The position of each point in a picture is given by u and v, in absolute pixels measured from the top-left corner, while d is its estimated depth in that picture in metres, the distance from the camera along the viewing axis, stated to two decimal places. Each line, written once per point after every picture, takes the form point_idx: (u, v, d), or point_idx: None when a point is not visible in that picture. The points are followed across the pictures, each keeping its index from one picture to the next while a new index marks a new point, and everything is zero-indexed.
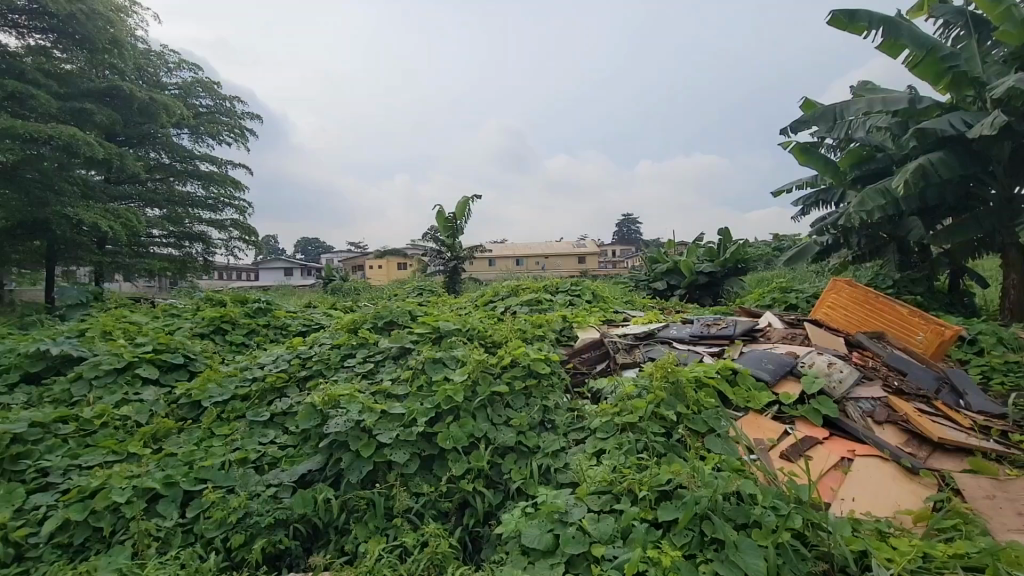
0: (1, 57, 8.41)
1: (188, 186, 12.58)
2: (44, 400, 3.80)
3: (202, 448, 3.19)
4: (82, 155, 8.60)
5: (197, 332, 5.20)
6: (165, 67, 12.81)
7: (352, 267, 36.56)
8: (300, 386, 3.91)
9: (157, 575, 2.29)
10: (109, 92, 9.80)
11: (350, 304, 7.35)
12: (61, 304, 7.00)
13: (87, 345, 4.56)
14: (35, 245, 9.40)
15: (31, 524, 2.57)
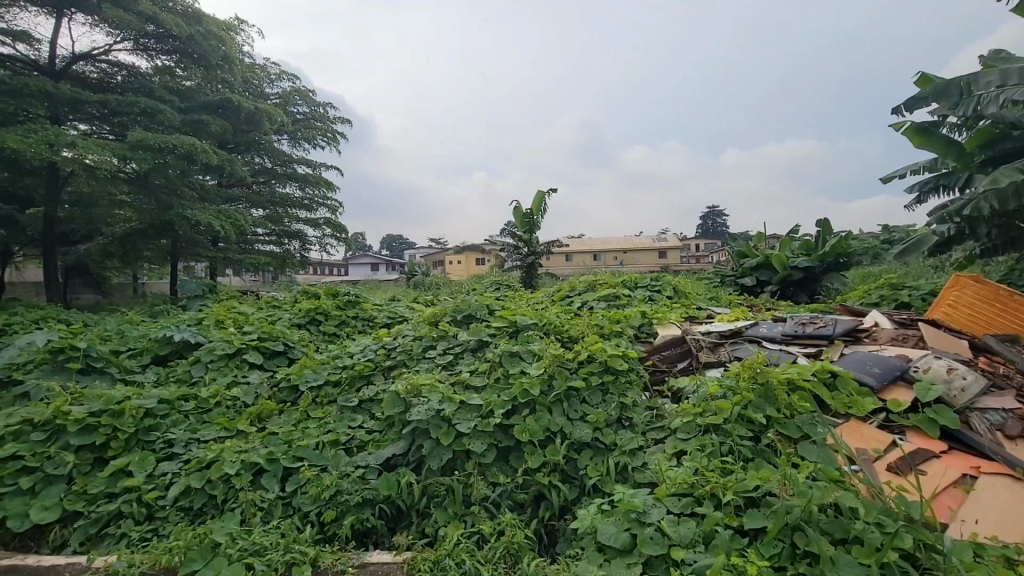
0: (134, 79, 9.55)
1: (287, 187, 13.64)
2: (170, 380, 4.31)
3: (300, 429, 3.45)
4: (199, 162, 9.51)
5: (295, 322, 5.65)
6: (267, 79, 13.94)
7: (433, 263, 37.97)
8: (385, 374, 4.13)
9: (263, 541, 2.52)
10: (221, 105, 10.88)
11: (432, 297, 7.65)
12: (183, 295, 7.88)
13: (203, 332, 5.12)
14: (162, 244, 10.54)
15: (160, 488, 2.93)
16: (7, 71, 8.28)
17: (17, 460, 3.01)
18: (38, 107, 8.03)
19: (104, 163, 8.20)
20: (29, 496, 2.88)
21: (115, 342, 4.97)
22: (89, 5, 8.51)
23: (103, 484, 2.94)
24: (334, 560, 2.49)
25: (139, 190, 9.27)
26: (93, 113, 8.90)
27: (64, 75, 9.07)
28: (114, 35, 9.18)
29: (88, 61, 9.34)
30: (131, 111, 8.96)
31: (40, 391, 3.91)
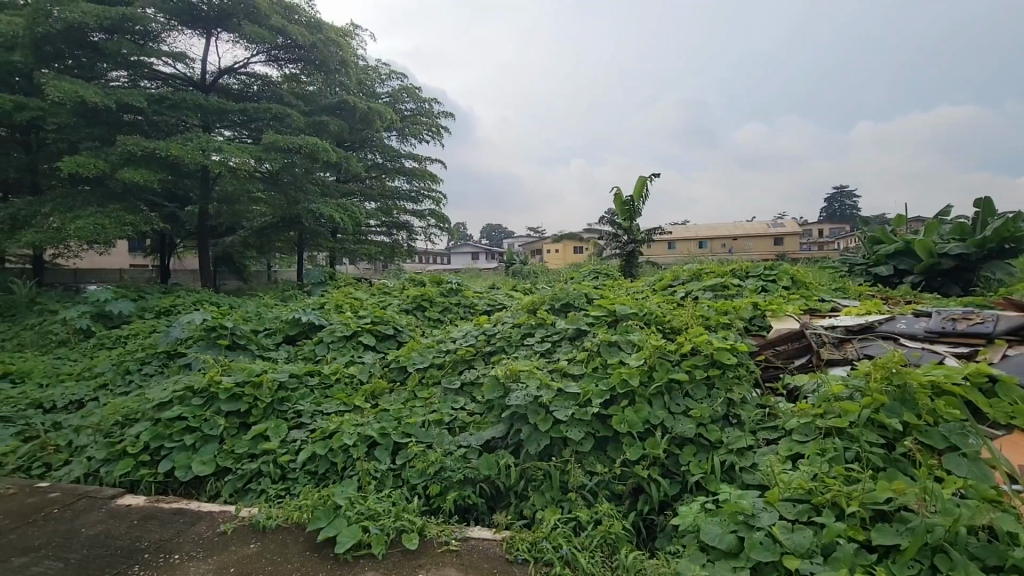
0: (268, 88, 10.73)
1: (396, 181, 14.53)
2: (298, 357, 4.82)
3: (408, 407, 3.69)
4: (321, 160, 10.36)
5: (404, 308, 6.04)
6: (379, 79, 14.84)
7: (531, 251, 38.49)
8: (486, 359, 4.28)
9: (376, 507, 2.75)
10: (339, 106, 11.83)
11: (530, 286, 7.76)
12: (308, 282, 8.73)
13: (325, 315, 5.67)
14: (291, 236, 11.81)
15: (292, 453, 3.30)
16: (170, 88, 9.60)
17: (183, 420, 3.56)
18: (192, 117, 9.22)
19: (244, 165, 9.23)
20: (191, 451, 3.38)
21: (254, 322, 5.65)
22: (230, 24, 9.55)
23: (247, 445, 3.37)
24: (438, 531, 2.65)
25: (272, 187, 10.34)
26: (235, 121, 10.07)
27: (213, 88, 10.29)
28: (250, 49, 10.25)
29: (231, 75, 10.55)
30: (264, 116, 9.99)
31: (198, 363, 4.57)
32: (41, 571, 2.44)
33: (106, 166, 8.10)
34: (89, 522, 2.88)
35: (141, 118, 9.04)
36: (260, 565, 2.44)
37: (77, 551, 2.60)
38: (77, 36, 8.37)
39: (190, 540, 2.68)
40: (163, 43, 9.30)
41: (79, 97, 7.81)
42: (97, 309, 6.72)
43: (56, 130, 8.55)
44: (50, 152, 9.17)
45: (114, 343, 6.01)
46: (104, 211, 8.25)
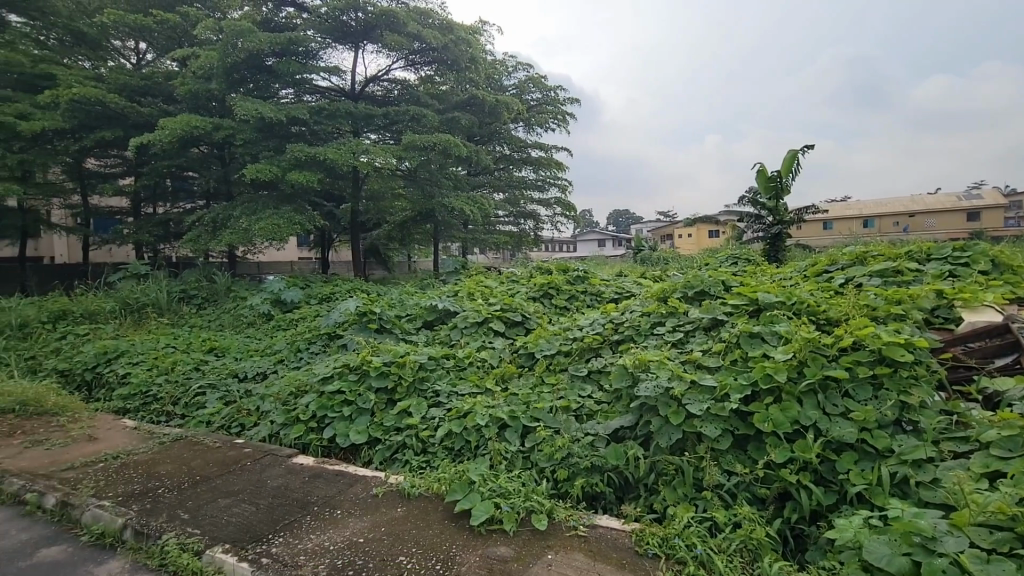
0: (407, 91, 11.57)
1: (523, 171, 14.95)
2: (435, 341, 5.19)
3: (536, 392, 3.77)
4: (452, 155, 10.90)
5: (531, 295, 6.17)
6: (506, 72, 15.19)
7: (661, 237, 36.99)
8: (613, 348, 4.21)
9: (506, 485, 2.87)
10: (469, 102, 12.34)
11: (661, 272, 7.45)
12: (443, 272, 9.33)
13: (459, 303, 6.01)
14: (428, 228, 12.73)
15: (431, 429, 3.57)
16: (327, 100, 10.81)
17: (341, 394, 4.05)
18: (344, 124, 10.28)
19: (387, 164, 10.09)
20: (349, 421, 3.83)
21: (398, 308, 6.19)
22: (375, 35, 10.41)
23: (393, 419, 3.72)
24: (567, 516, 2.68)
25: (411, 184, 11.22)
26: (380, 125, 11.04)
27: (361, 96, 11.35)
28: (392, 56, 11.09)
29: (375, 82, 11.56)
30: (404, 118, 10.80)
31: (353, 344, 5.16)
32: (240, 512, 2.95)
33: (279, 171, 9.40)
34: (273, 475, 3.42)
35: (305, 128, 10.33)
36: (406, 527, 2.69)
37: (264, 498, 3.10)
38: (256, 61, 9.76)
39: (348, 499, 3.04)
40: (321, 60, 10.46)
41: (258, 114, 9.13)
42: (275, 296, 7.89)
43: (243, 144, 10.13)
44: (238, 164, 10.91)
45: (288, 325, 7.03)
46: (279, 212, 9.62)
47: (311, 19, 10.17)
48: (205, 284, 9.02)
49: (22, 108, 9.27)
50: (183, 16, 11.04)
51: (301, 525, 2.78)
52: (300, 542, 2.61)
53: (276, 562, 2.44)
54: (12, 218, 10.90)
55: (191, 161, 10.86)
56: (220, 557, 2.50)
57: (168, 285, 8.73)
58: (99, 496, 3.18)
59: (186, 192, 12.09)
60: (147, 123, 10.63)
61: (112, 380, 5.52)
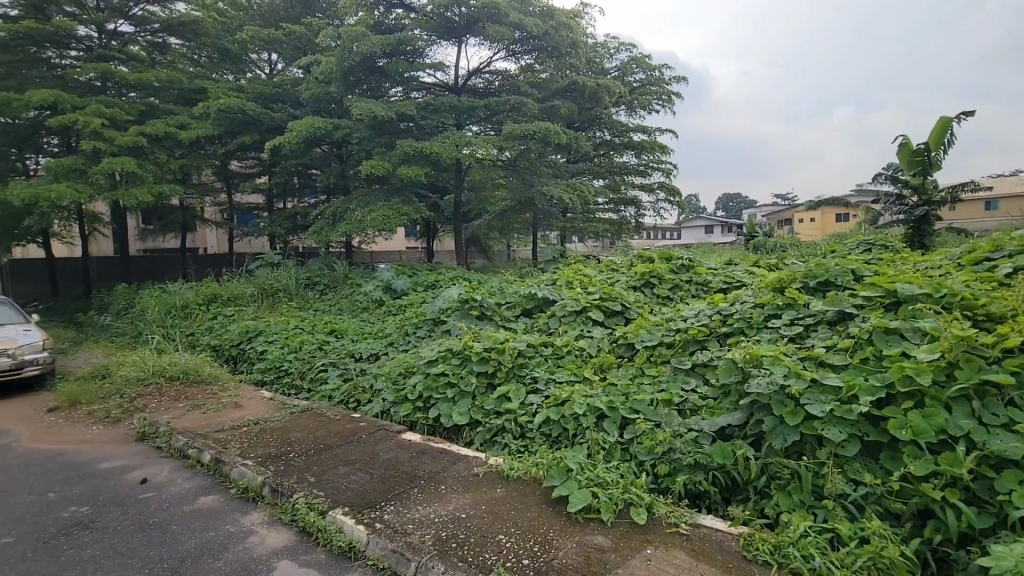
0: (507, 81, 11.71)
1: (625, 156, 14.54)
2: (534, 329, 5.25)
3: (636, 384, 3.68)
4: (552, 143, 10.83)
5: (632, 285, 6.01)
6: (608, 54, 14.76)
7: (777, 222, 34.10)
8: (721, 341, 3.98)
9: (605, 475, 2.84)
10: (569, 87, 12.18)
11: (778, 260, 6.87)
12: (542, 261, 9.37)
13: (558, 291, 6.01)
14: (527, 217, 12.88)
15: (530, 414, 3.63)
16: (432, 95, 11.28)
17: (445, 376, 4.25)
18: (448, 118, 10.66)
19: (488, 155, 10.29)
20: (452, 403, 4.02)
21: (498, 296, 6.33)
22: (477, 28, 10.63)
23: (493, 403, 3.83)
24: (667, 512, 2.60)
25: (511, 174, 11.42)
26: (482, 117, 11.30)
27: (463, 89, 11.68)
28: (493, 48, 11.24)
29: (477, 75, 11.77)
30: (504, 108, 10.94)
31: (456, 330, 5.39)
32: (357, 479, 3.23)
33: (390, 166, 10.01)
34: (385, 449, 3.69)
35: (412, 124, 10.89)
36: (505, 508, 2.77)
37: (377, 469, 3.36)
38: (369, 64, 10.41)
39: (452, 476, 3.20)
40: (427, 57, 10.91)
41: (371, 113, 9.77)
42: (386, 283, 8.47)
43: (358, 142, 10.92)
44: (353, 161, 11.79)
45: (397, 311, 7.51)
46: (389, 205, 10.27)
47: (418, 18, 10.64)
48: (327, 272, 9.92)
49: (182, 119, 10.77)
50: (307, 26, 12.08)
51: (409, 496, 2.98)
52: (408, 511, 2.80)
53: (389, 528, 2.64)
54: (175, 215, 12.76)
55: (314, 159, 11.94)
56: (340, 518, 2.76)
57: (296, 272, 9.70)
58: (244, 455, 3.65)
59: (310, 188, 13.33)
60: (278, 126, 11.83)
61: (252, 355, 6.30)
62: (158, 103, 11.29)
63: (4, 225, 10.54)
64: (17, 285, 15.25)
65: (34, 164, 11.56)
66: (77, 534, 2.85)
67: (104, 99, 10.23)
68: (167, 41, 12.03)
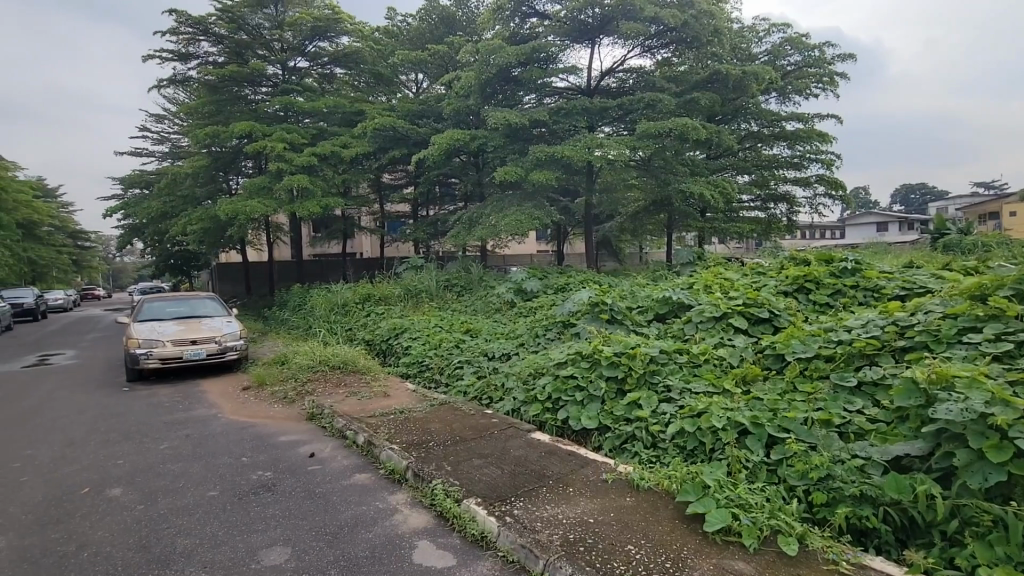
0: (642, 79, 11.36)
1: (775, 148, 13.25)
2: (668, 335, 5.02)
3: (786, 399, 3.33)
4: (690, 139, 10.25)
5: (782, 290, 5.46)
6: (756, 38, 13.57)
7: (975, 217, 28.42)
8: (896, 357, 3.43)
9: (748, 497, 2.60)
10: (711, 78, 11.44)
11: (979, 262, 5.72)
12: (677, 262, 8.91)
13: (695, 296, 5.69)
14: (662, 217, 12.38)
15: (662, 424, 3.47)
16: (565, 99, 11.37)
17: (574, 379, 4.25)
18: (580, 121, 10.63)
19: (621, 155, 10.06)
20: (581, 405, 4.00)
21: (630, 299, 6.17)
22: (611, 27, 10.48)
23: (623, 409, 3.73)
24: (824, 545, 2.30)
25: (645, 173, 11.07)
26: (615, 117, 11.13)
27: (596, 90, 11.58)
28: (628, 46, 10.98)
29: (611, 75, 11.60)
30: (639, 106, 10.64)
31: (586, 333, 5.36)
32: (488, 473, 3.36)
33: (523, 171, 10.30)
34: (515, 446, 3.79)
35: (545, 129, 11.08)
36: (635, 518, 2.68)
37: (508, 465, 3.47)
38: (505, 74, 10.82)
39: (580, 479, 3.18)
40: (560, 61, 11.04)
41: (506, 121, 10.13)
42: (518, 286, 8.72)
43: (493, 150, 11.42)
44: (489, 168, 12.36)
45: (528, 312, 7.71)
46: (522, 209, 10.57)
47: (553, 24, 10.80)
48: (463, 275, 10.51)
49: (344, 139, 12.22)
50: (450, 45, 12.95)
51: (538, 494, 3.03)
52: (537, 509, 2.84)
53: (518, 522, 2.71)
54: (338, 223, 14.51)
55: (454, 169, 12.75)
56: (474, 508, 2.89)
57: (437, 275, 10.44)
58: (390, 441, 4.02)
59: (450, 196, 14.27)
60: (423, 140, 12.86)
61: (399, 350, 6.92)
62: (325, 126, 12.95)
63: (215, 235, 12.89)
64: (223, 283, 18.58)
65: (235, 184, 13.95)
66: (263, 494, 3.38)
67: (286, 127, 12.05)
68: (333, 71, 13.72)
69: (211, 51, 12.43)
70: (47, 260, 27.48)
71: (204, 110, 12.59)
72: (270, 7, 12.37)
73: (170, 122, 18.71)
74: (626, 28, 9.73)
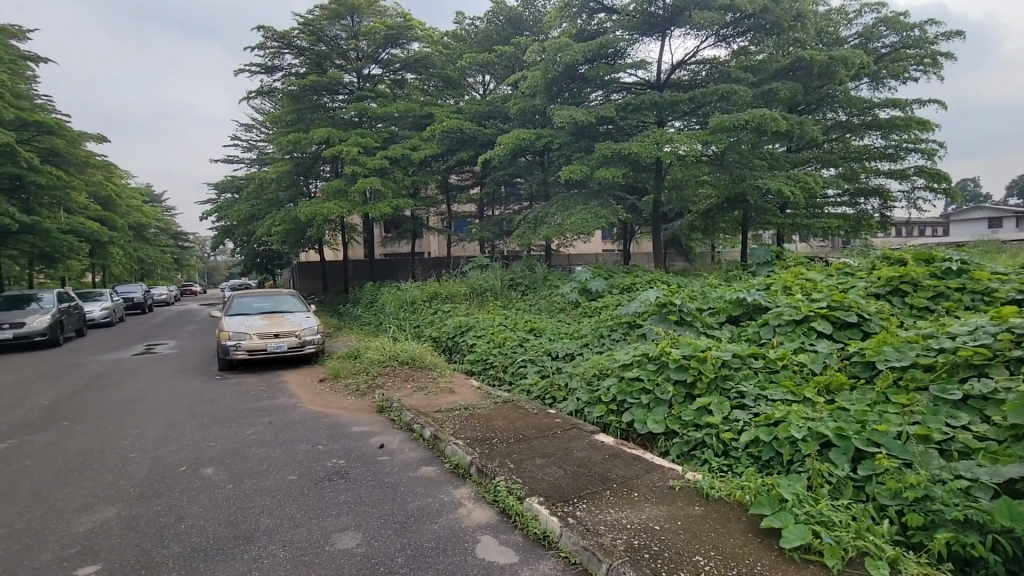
0: (716, 70, 10.88)
1: (866, 138, 12.27)
2: (742, 338, 4.78)
3: (877, 411, 3.07)
4: (769, 131, 9.69)
5: (873, 292, 5.04)
6: (845, 20, 12.59)
7: None
8: (1011, 369, 3.07)
9: (831, 514, 2.42)
10: (793, 65, 10.76)
11: None
12: (753, 261, 8.45)
13: (773, 297, 5.37)
14: (737, 214, 11.81)
15: (734, 431, 3.31)
16: (634, 95, 11.10)
17: (640, 382, 4.14)
18: (649, 116, 10.34)
19: (693, 151, 9.69)
20: (647, 409, 3.88)
21: (700, 300, 5.92)
22: (683, 18, 10.10)
23: (692, 415, 3.58)
24: (920, 572, 2.09)
25: (718, 169, 10.59)
26: (686, 111, 10.74)
27: (666, 84, 11.23)
28: (701, 37, 10.56)
29: (682, 67, 11.20)
30: (712, 99, 10.19)
31: (653, 334, 5.21)
32: (551, 472, 3.34)
33: (589, 170, 10.15)
34: (578, 447, 3.74)
35: (612, 126, 10.88)
36: (705, 528, 2.56)
37: (571, 466, 3.43)
38: (572, 72, 10.73)
39: (646, 484, 3.09)
40: (628, 56, 10.79)
41: (572, 119, 10.03)
42: (583, 285, 8.62)
43: (559, 148, 11.37)
44: (555, 167, 12.32)
45: (593, 312, 7.61)
46: (587, 208, 10.45)
47: (621, 18, 10.57)
48: (528, 274, 10.55)
49: (414, 142, 12.62)
50: (517, 45, 13.03)
51: (601, 497, 2.97)
52: (600, 512, 2.79)
53: (581, 524, 2.67)
54: (408, 224, 15.01)
55: (519, 168, 12.82)
56: (537, 507, 2.89)
57: (502, 274, 10.54)
58: (455, 436, 4.10)
59: (516, 195, 14.38)
60: (489, 141, 13.05)
61: (464, 347, 7.06)
62: (397, 130, 13.43)
63: (295, 235, 13.74)
64: (302, 280, 19.77)
65: (314, 187, 14.78)
66: (336, 480, 3.56)
67: (361, 132, 12.63)
68: (404, 77, 14.28)
69: (293, 62, 13.24)
70: (153, 258, 30.43)
71: (287, 119, 13.45)
72: (347, 18, 13.01)
73: (257, 131, 20.14)
74: (699, 18, 9.35)
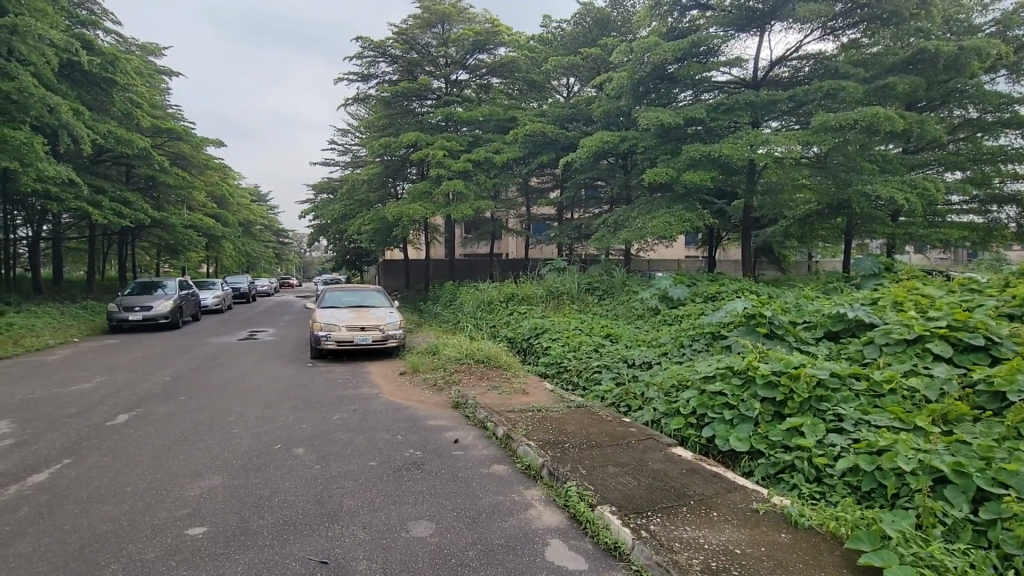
0: (822, 65, 10.10)
1: (1002, 138, 10.88)
2: (841, 357, 4.40)
3: (1005, 447, 2.70)
4: (882, 131, 8.86)
5: (1005, 313, 4.45)
6: (980, 6, 11.22)
7: None
8: None
9: (945, 558, 2.16)
10: (915, 58, 9.75)
11: None
12: (856, 272, 7.76)
13: (880, 314, 4.89)
14: (840, 221, 10.94)
15: (830, 458, 3.05)
16: (727, 94, 10.60)
17: (724, 396, 3.92)
18: (743, 117, 9.82)
19: (792, 152, 9.03)
20: (730, 425, 3.66)
21: (794, 313, 5.52)
22: (785, 11, 9.48)
23: (781, 435, 3.34)
24: None
25: (820, 172, 9.84)
26: (784, 111, 10.09)
27: (764, 82, 10.62)
28: (805, 30, 9.86)
29: (782, 64, 10.55)
30: (815, 97, 9.47)
31: (738, 347, 4.93)
32: (624, 482, 3.26)
33: (675, 172, 9.79)
34: (653, 459, 3.62)
35: (701, 128, 10.44)
36: (793, 558, 2.38)
37: (646, 477, 3.32)
38: (660, 72, 10.42)
39: (726, 504, 2.92)
40: (722, 54, 10.29)
41: (659, 121, 9.71)
42: (664, 291, 8.35)
43: (644, 151, 11.07)
44: (638, 171, 12.05)
45: (673, 320, 7.35)
46: (671, 212, 10.10)
47: (716, 15, 10.15)
48: (607, 278, 10.39)
49: (498, 145, 12.86)
50: (604, 46, 12.90)
51: (677, 513, 2.85)
52: (675, 529, 2.68)
53: (654, 539, 2.58)
54: (487, 225, 15.31)
55: (601, 171, 12.67)
56: (608, 516, 2.83)
57: (579, 277, 10.44)
58: (528, 437, 4.12)
59: (597, 198, 14.22)
60: (572, 143, 13.03)
61: (539, 349, 7.08)
62: (481, 133, 13.74)
63: (382, 234, 14.48)
64: (386, 278, 20.78)
65: (401, 188, 15.48)
66: (413, 470, 3.70)
67: (447, 136, 13.05)
68: (491, 82, 14.57)
69: (387, 70, 13.93)
70: (258, 252, 33.32)
71: (380, 124, 14.18)
72: (438, 26, 13.50)
73: (353, 135, 21.43)
74: (805, 10, 8.73)
